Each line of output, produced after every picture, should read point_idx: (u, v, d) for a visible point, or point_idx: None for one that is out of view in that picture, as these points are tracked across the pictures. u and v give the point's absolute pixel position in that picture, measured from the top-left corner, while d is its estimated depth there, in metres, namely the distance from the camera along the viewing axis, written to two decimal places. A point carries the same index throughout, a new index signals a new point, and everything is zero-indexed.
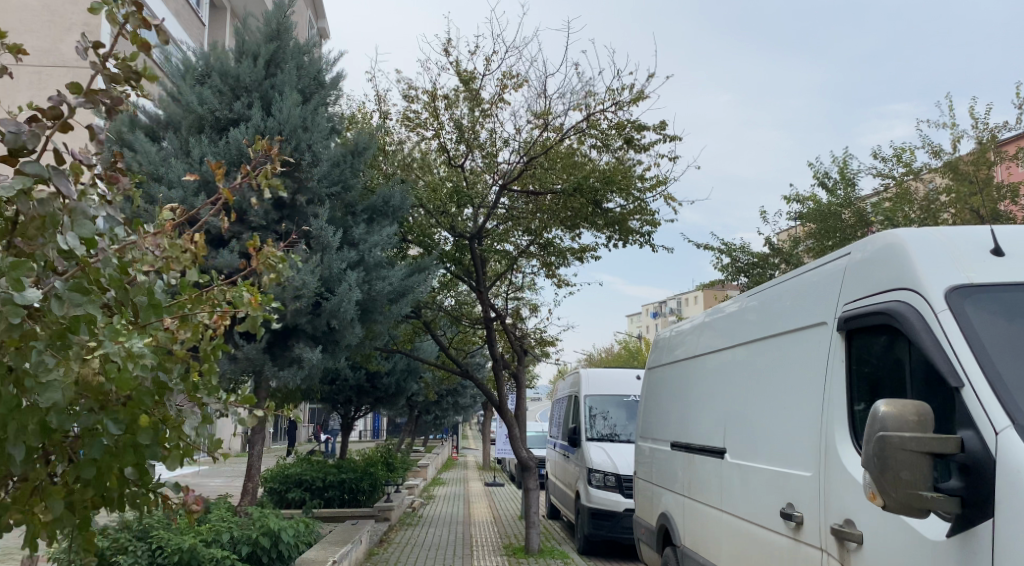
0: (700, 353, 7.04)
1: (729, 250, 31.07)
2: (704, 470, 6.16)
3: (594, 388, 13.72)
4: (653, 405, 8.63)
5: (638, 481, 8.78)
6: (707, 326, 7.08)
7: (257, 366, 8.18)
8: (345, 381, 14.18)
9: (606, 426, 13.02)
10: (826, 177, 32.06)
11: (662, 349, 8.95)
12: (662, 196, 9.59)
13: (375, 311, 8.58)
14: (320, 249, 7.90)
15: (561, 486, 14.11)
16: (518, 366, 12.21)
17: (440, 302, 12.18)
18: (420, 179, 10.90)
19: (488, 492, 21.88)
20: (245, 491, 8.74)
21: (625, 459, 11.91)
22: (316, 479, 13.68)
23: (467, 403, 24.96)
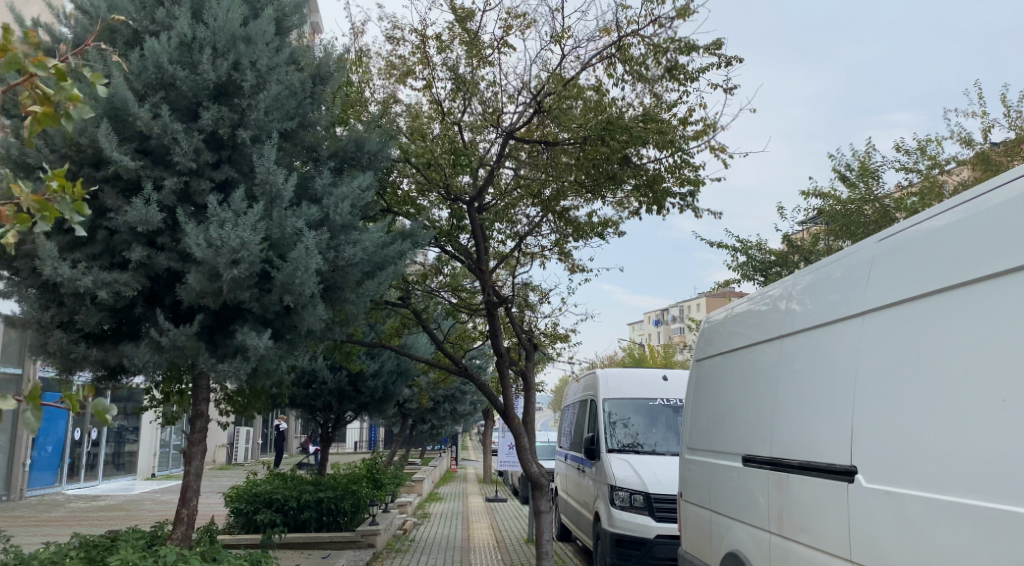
0: (783, 334, 5.20)
1: (744, 248, 29.15)
2: (808, 497, 4.26)
3: (613, 391, 11.77)
4: (704, 409, 6.72)
5: (684, 503, 6.87)
6: (793, 299, 5.23)
7: (189, 357, 6.27)
8: (324, 384, 12.27)
9: (629, 435, 11.06)
10: (848, 171, 30.17)
11: (711, 336, 7.05)
12: (709, 146, 7.65)
13: (345, 287, 6.66)
14: (267, 201, 6.01)
15: (575, 505, 12.15)
16: (527, 370, 10.19)
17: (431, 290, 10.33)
18: (408, 137, 8.97)
19: (489, 509, 19.88)
20: (177, 520, 6.78)
21: (655, 475, 9.94)
22: (289, 498, 11.75)
23: (467, 411, 22.99)
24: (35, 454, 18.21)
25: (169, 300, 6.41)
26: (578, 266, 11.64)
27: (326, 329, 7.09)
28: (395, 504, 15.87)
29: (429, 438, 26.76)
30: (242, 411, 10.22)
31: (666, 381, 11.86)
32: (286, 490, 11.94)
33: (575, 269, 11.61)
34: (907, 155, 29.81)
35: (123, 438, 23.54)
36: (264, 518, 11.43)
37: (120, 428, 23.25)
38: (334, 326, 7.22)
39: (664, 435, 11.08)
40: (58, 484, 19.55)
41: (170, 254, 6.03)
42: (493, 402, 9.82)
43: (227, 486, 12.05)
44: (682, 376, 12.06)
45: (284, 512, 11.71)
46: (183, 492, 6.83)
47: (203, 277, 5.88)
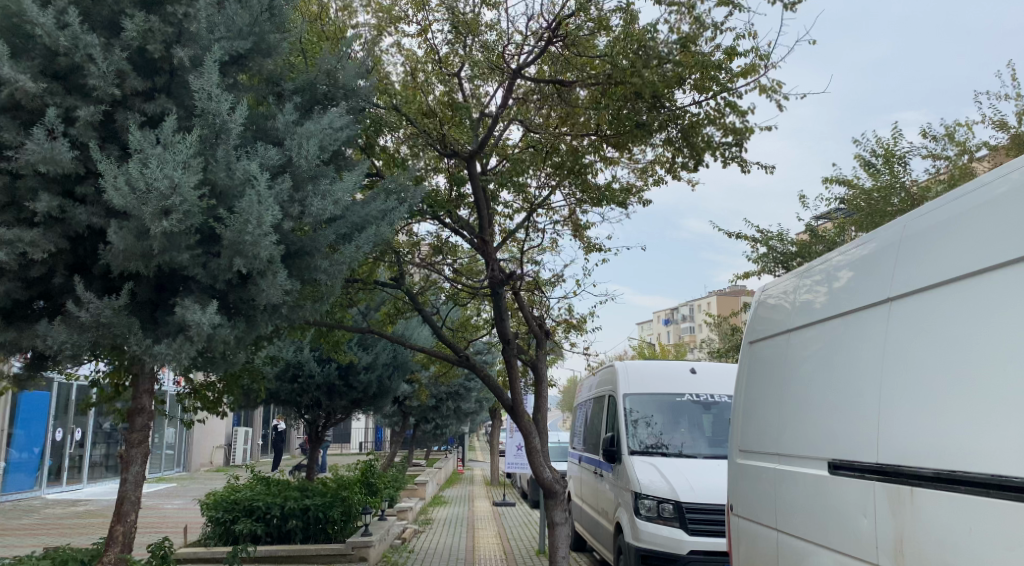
0: (876, 299, 3.91)
1: (764, 239, 27.81)
2: (955, 524, 2.93)
3: (635, 385, 10.46)
4: (756, 402, 5.42)
5: (733, 518, 5.57)
6: (890, 255, 3.95)
7: (118, 338, 5.02)
8: (312, 378, 10.97)
9: (654, 436, 9.74)
10: (872, 159, 28.74)
11: (763, 313, 5.76)
12: (758, 86, 6.38)
13: (314, 252, 5.41)
14: (210, 138, 4.77)
15: (593, 514, 10.84)
16: (537, 359, 8.92)
17: (419, 272, 9.37)
18: (398, 88, 7.72)
19: (497, 515, 18.58)
20: (112, 539, 5.53)
21: (687, 481, 8.60)
22: (272, 505, 10.52)
23: (473, 410, 21.72)
24: (11, 456, 17.04)
25: (96, 267, 5.18)
26: (594, 246, 10.35)
27: (294, 307, 5.82)
28: (394, 510, 14.58)
29: (434, 438, 25.48)
30: (214, 408, 8.96)
31: (694, 374, 10.56)
32: (268, 497, 10.70)
33: (592, 249, 10.31)
34: (935, 142, 28.36)
35: (112, 439, 22.35)
36: (243, 528, 10.18)
37: (108, 428, 22.06)
38: (305, 302, 5.94)
39: (693, 435, 9.74)
40: (38, 488, 18.36)
41: (91, 207, 4.79)
42: (499, 398, 8.54)
43: (204, 492, 10.83)
44: (712, 369, 10.73)
45: (267, 521, 10.46)
46: (120, 504, 5.58)
47: (129, 234, 4.63)
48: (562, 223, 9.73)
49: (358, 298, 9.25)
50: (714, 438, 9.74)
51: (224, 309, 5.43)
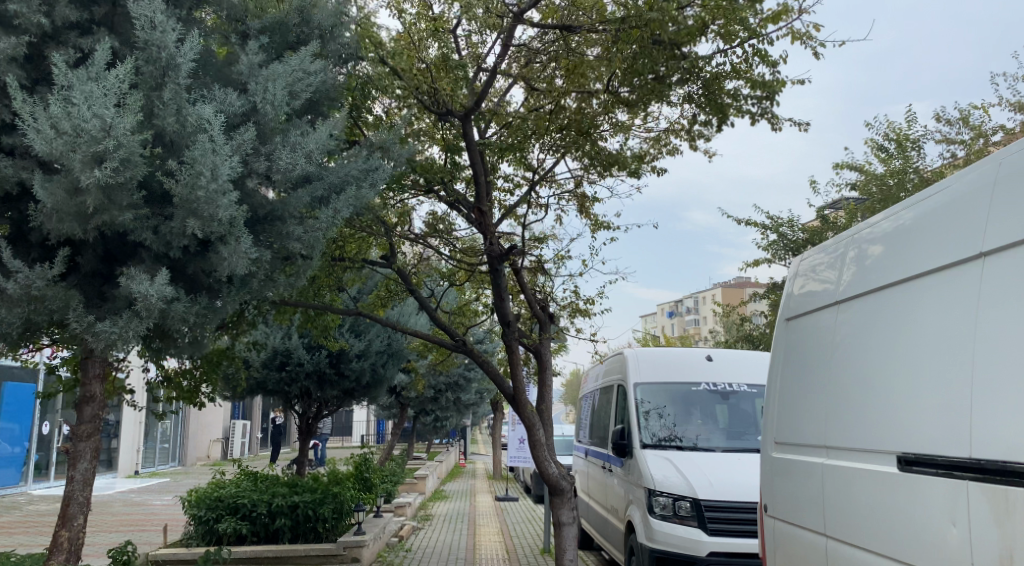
0: (951, 261, 3.20)
1: (773, 225, 27.10)
2: None
3: (647, 374, 9.74)
4: (794, 388, 4.70)
5: (766, 520, 4.85)
6: (968, 206, 3.23)
7: (56, 315, 4.33)
8: (301, 367, 10.24)
9: (668, 428, 9.02)
10: (884, 143, 27.95)
11: (800, 287, 5.04)
12: (791, 31, 5.65)
13: (286, 216, 4.71)
14: (156, 76, 4.07)
15: (602, 511, 10.14)
16: (541, 345, 8.22)
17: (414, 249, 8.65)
18: (388, 44, 7.00)
19: (499, 510, 17.88)
20: (55, 546, 4.87)
21: (705, 476, 7.90)
22: (258, 502, 9.87)
23: (475, 402, 21.04)
24: None
25: (32, 234, 4.50)
26: (602, 224, 9.62)
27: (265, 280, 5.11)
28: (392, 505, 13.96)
29: (434, 431, 24.81)
30: (192, 398, 8.25)
31: (710, 362, 9.84)
32: (255, 493, 10.03)
33: (600, 227, 9.59)
34: (948, 126, 27.56)
35: (104, 432, 21.65)
36: (227, 527, 9.51)
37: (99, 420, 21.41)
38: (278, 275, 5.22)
39: (710, 427, 9.03)
40: (23, 483, 17.69)
41: (19, 159, 4.09)
42: (500, 387, 7.83)
43: (186, 489, 10.14)
44: (729, 356, 10.00)
45: (252, 520, 9.78)
46: (66, 506, 4.92)
47: (60, 188, 3.92)
48: (568, 199, 9.00)
49: (347, 278, 8.52)
50: (734, 429, 9.01)
51: (182, 282, 4.72)
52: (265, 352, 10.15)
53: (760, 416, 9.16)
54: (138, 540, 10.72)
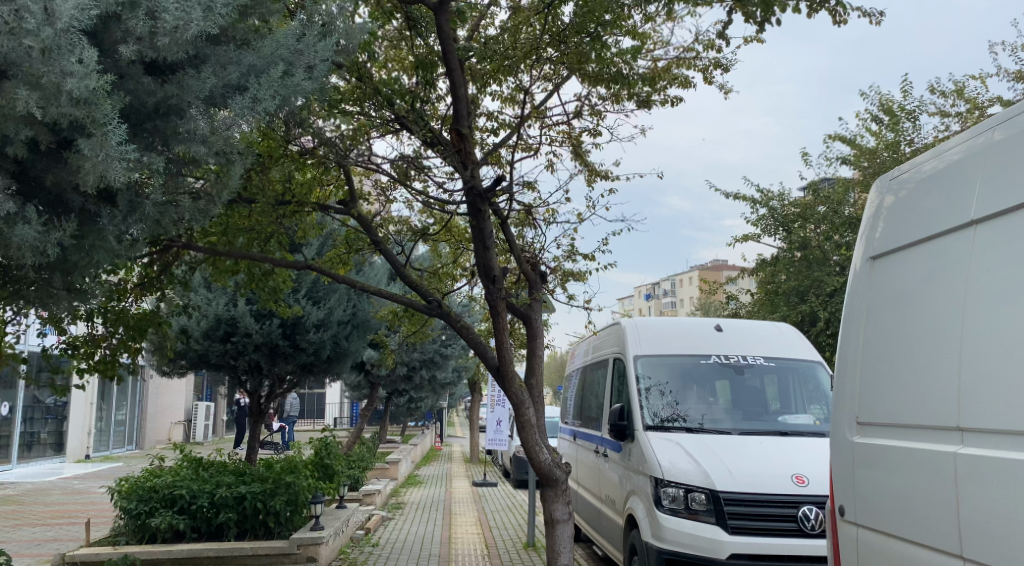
0: None
1: (764, 199, 26.07)
2: None
3: (648, 346, 8.50)
4: (880, 351, 3.49)
5: (840, 525, 3.64)
6: None
7: None
8: (249, 338, 8.83)
9: (671, 406, 7.79)
10: (876, 116, 26.93)
11: (886, 218, 3.80)
12: None
13: (180, 102, 3.75)
14: None
15: (596, 502, 8.90)
16: (528, 308, 6.96)
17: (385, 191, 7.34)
18: None
19: (477, 497, 16.64)
20: None
21: (721, 463, 6.68)
22: (199, 493, 8.54)
23: (452, 382, 19.77)
24: None
25: None
26: (599, 172, 8.31)
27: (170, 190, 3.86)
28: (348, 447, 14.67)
29: (408, 412, 23.48)
30: (107, 370, 6.87)
31: (721, 332, 8.62)
32: (195, 483, 8.69)
33: (597, 176, 8.27)
34: (943, 99, 26.60)
35: (51, 414, 20.14)
36: (161, 522, 8.17)
37: (45, 401, 19.89)
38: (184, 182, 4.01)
39: (720, 406, 7.79)
40: None
41: None
42: (482, 357, 6.54)
43: (116, 479, 8.77)
44: (741, 326, 8.78)
45: (191, 514, 8.45)
46: None
47: None
48: (560, 140, 7.66)
49: (298, 229, 7.14)
50: (748, 408, 7.78)
51: (40, 199, 3.55)
52: (205, 320, 8.73)
53: (778, 393, 7.95)
54: (62, 536, 9.32)
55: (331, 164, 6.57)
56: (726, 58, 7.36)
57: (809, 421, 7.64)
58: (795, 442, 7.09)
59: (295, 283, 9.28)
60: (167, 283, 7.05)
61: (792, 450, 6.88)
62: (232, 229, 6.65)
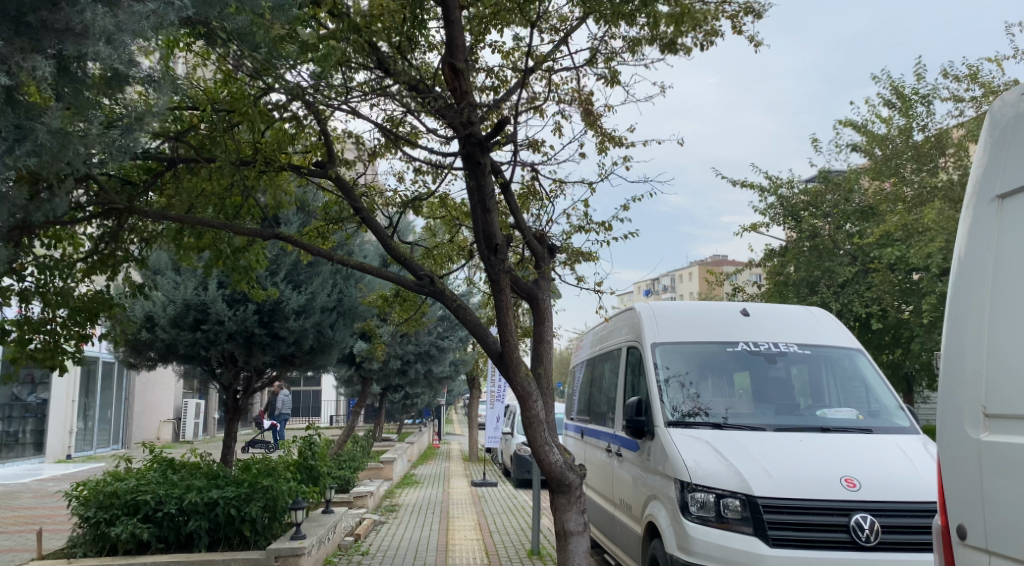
0: None
1: (773, 187, 25.18)
2: None
3: (666, 332, 7.62)
4: (1014, 315, 2.60)
5: (957, 552, 2.76)
6: None
7: None
8: (221, 327, 7.91)
9: (692, 399, 6.89)
10: (888, 102, 25.98)
11: (1013, 146, 2.88)
12: None
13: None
14: None
15: (611, 508, 8.00)
16: (534, 286, 6.07)
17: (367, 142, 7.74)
18: None
19: (476, 498, 15.71)
20: None
21: (758, 463, 5.79)
22: (166, 499, 7.63)
23: (449, 377, 18.84)
24: None
25: None
26: (612, 139, 7.41)
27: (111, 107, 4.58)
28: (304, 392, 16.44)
29: (403, 409, 22.54)
30: None
31: (747, 317, 7.74)
32: (161, 487, 7.78)
33: (610, 143, 7.38)
34: (956, 83, 25.65)
35: (29, 413, 19.28)
36: (122, 532, 7.26)
37: (24, 398, 19.03)
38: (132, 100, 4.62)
39: (749, 399, 6.90)
40: None
41: None
42: (482, 343, 5.64)
43: (73, 484, 7.85)
44: (770, 309, 7.90)
45: (157, 522, 7.55)
46: None
47: None
48: (569, 99, 6.76)
49: (270, 196, 6.22)
50: (781, 401, 6.89)
51: None
52: (172, 305, 7.82)
53: (813, 385, 7.05)
54: (16, 547, 8.38)
55: (305, 118, 5.69)
56: (757, 2, 6.45)
57: (852, 416, 6.74)
58: (839, 439, 6.19)
59: (273, 265, 8.36)
60: (118, 257, 6.17)
61: (838, 449, 5.99)
62: (190, 189, 5.87)
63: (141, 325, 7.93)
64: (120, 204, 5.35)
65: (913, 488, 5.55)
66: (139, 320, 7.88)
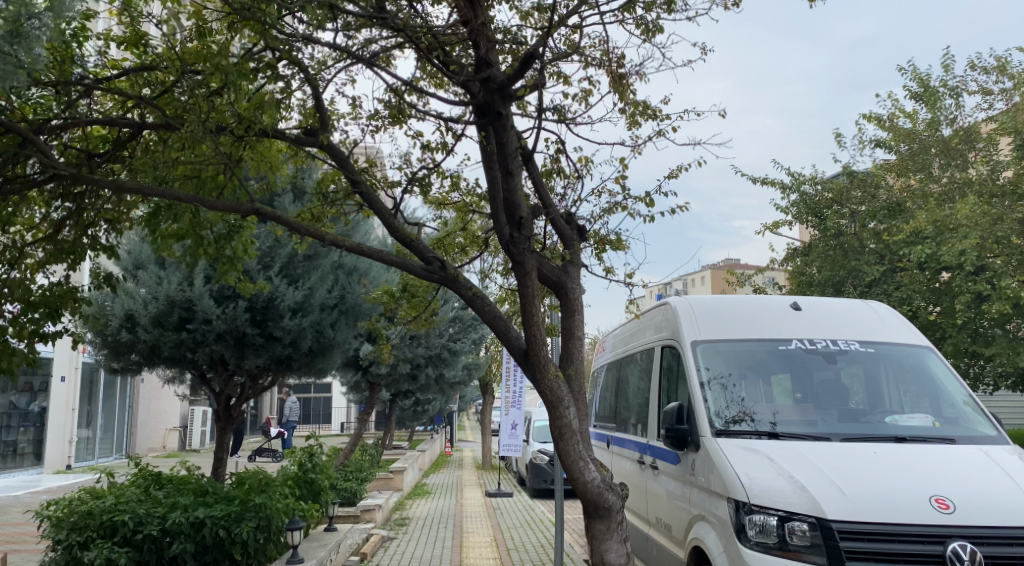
0: None
1: (796, 183, 24.25)
2: None
3: (708, 329, 6.75)
4: None
5: None
6: None
7: None
8: (209, 326, 7.09)
9: (739, 406, 6.01)
10: (914, 93, 24.99)
11: None
12: None
13: None
14: None
15: (649, 527, 7.11)
16: (562, 273, 5.25)
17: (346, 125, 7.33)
18: None
19: (491, 510, 14.83)
20: None
21: (828, 480, 4.91)
22: (147, 520, 6.79)
23: (461, 381, 18.00)
24: None
25: None
26: (644, 111, 6.57)
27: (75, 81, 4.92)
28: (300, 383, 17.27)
29: (413, 416, 21.73)
30: None
31: (799, 311, 6.86)
32: (143, 507, 6.93)
33: (643, 117, 6.53)
34: (986, 75, 24.48)
35: (28, 422, 18.62)
36: (96, 558, 6.40)
37: (22, 407, 18.36)
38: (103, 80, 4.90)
39: (807, 404, 6.01)
40: None
41: None
42: (505, 340, 4.83)
43: (44, 503, 7.03)
44: (824, 303, 7.02)
45: (137, 545, 6.71)
46: None
47: None
48: (597, 62, 5.95)
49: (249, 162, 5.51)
50: (844, 407, 6.01)
51: None
52: (154, 302, 7.00)
53: (879, 387, 6.17)
54: None
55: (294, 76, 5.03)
56: None
57: (928, 423, 5.83)
58: (919, 451, 5.31)
59: (267, 258, 7.55)
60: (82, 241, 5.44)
61: (920, 463, 5.10)
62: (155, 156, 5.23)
63: (121, 325, 7.14)
64: (66, 172, 4.62)
65: (1017, 509, 4.65)
66: (118, 320, 7.08)
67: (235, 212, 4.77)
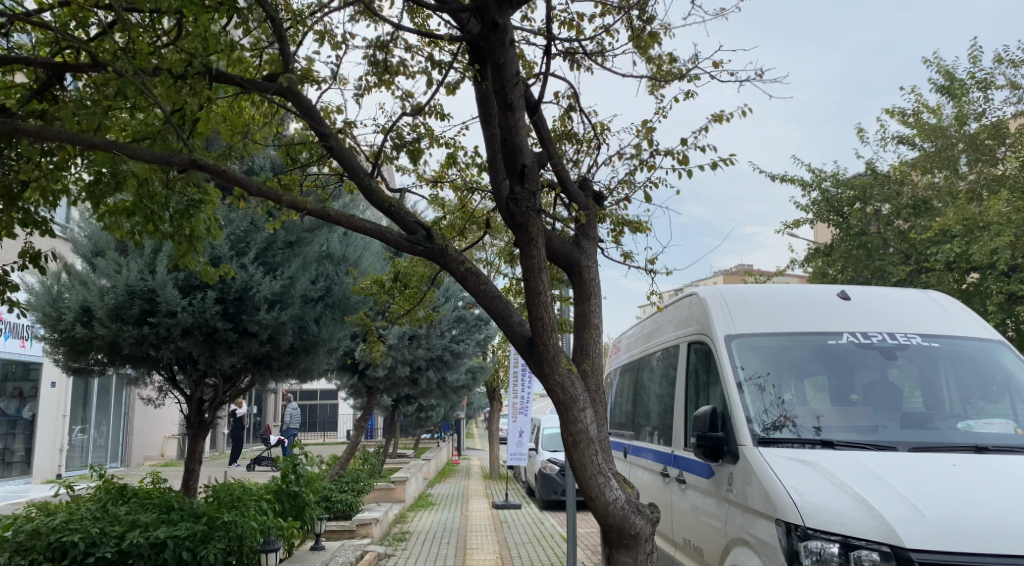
0: None
1: (816, 179, 23.22)
2: None
3: (744, 322, 5.84)
4: None
5: None
6: None
7: None
8: (173, 320, 6.25)
9: (784, 410, 5.10)
10: (941, 86, 23.92)
11: None
12: None
13: None
14: None
15: (676, 551, 6.18)
16: (574, 248, 4.42)
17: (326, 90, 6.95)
18: None
19: (497, 524, 13.92)
20: None
21: (903, 499, 4.01)
22: (101, 540, 5.90)
23: (466, 384, 17.19)
24: None
25: None
26: (669, 70, 5.70)
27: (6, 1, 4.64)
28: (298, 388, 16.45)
29: (418, 422, 20.88)
30: None
31: (848, 301, 5.95)
32: (97, 525, 6.04)
33: (664, 77, 5.68)
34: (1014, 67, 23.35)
35: (17, 429, 17.89)
36: None
37: (11, 413, 17.62)
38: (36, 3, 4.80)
39: (864, 408, 5.10)
40: None
41: None
42: (508, 331, 4.00)
43: None
44: (876, 293, 6.11)
45: None
46: None
47: None
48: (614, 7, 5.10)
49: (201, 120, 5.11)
50: (909, 411, 5.09)
51: None
52: (112, 292, 6.17)
53: (947, 388, 5.25)
54: None
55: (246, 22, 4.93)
56: None
57: (1009, 431, 4.91)
58: (1009, 464, 4.38)
59: (242, 243, 6.70)
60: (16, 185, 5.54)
61: (1012, 480, 4.18)
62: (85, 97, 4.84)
63: (76, 320, 6.31)
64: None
65: None
66: (73, 313, 6.26)
67: (169, 165, 4.05)
